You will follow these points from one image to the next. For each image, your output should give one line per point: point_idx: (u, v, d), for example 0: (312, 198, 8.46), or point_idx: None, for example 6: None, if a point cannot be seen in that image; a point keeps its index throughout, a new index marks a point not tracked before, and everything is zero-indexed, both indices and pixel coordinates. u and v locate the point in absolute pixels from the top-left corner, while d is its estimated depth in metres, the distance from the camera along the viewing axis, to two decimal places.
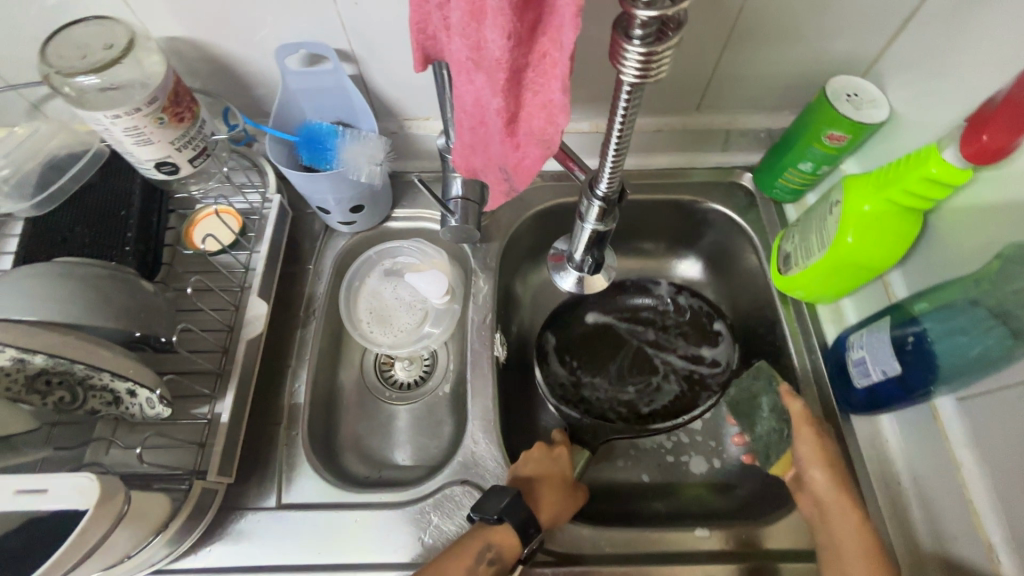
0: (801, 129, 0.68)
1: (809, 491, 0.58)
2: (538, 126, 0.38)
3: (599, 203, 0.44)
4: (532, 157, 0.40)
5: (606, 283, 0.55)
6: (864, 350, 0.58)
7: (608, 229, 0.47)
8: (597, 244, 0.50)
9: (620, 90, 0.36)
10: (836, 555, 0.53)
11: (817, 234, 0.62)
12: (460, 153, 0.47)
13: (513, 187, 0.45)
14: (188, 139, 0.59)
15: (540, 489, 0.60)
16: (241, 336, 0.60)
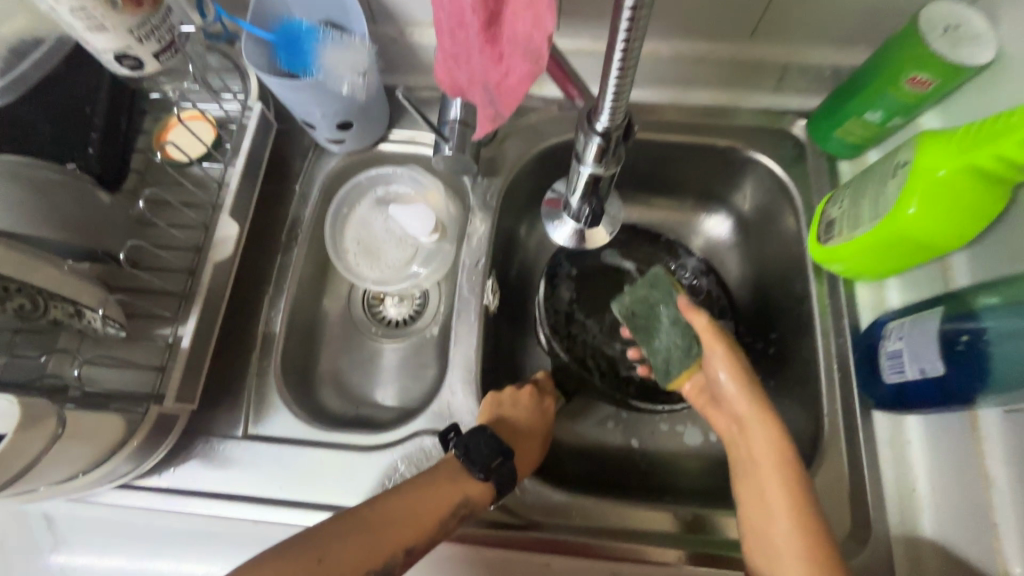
0: (877, 69, 0.56)
1: (726, 406, 0.56)
2: (523, 32, 0.29)
3: (599, 139, 0.34)
4: (517, 74, 0.32)
5: (607, 238, 0.48)
6: (903, 342, 0.50)
7: (608, 174, 0.37)
8: (593, 192, 0.41)
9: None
10: (754, 470, 0.51)
11: (872, 200, 0.52)
12: (442, 64, 0.38)
13: (498, 113, 0.36)
14: (149, 29, 0.51)
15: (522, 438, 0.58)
16: (210, 257, 0.55)
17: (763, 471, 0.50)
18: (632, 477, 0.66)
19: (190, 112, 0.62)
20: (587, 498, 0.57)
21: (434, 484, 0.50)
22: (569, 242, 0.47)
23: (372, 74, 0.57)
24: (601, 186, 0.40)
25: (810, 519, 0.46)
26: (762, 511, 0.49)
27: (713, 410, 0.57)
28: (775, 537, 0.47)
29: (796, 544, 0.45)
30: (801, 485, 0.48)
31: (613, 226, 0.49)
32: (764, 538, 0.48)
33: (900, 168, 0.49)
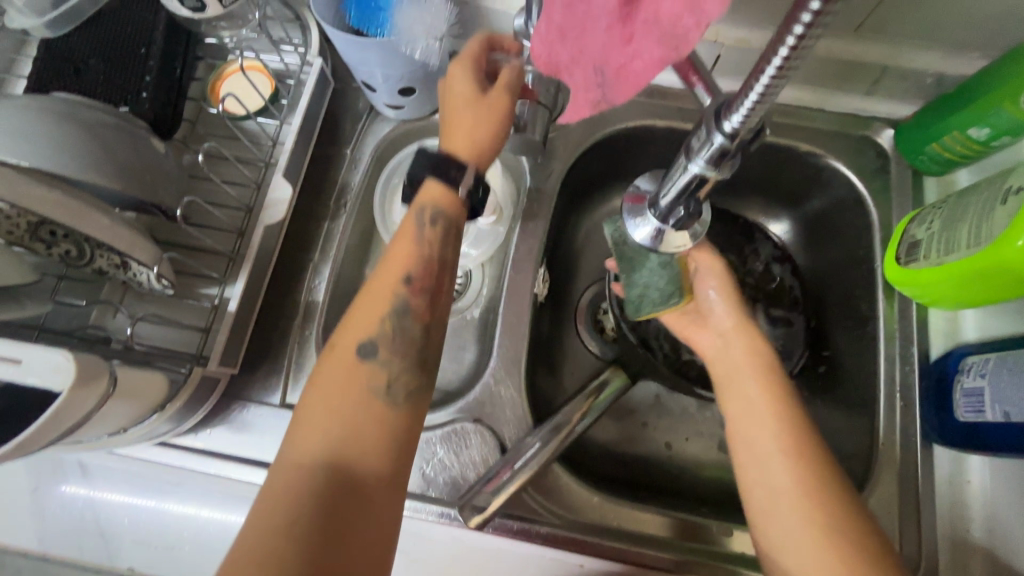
0: (996, 80, 0.51)
1: (709, 322, 0.55)
2: (667, 13, 0.26)
3: (722, 142, 0.30)
4: (645, 58, 0.28)
5: (689, 243, 0.44)
6: (986, 380, 0.47)
7: (720, 177, 0.33)
8: (690, 193, 0.37)
9: (800, 8, 0.22)
10: (734, 379, 0.51)
11: (971, 225, 0.48)
12: (544, 38, 0.35)
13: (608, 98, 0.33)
14: None
15: (451, 120, 0.50)
16: (261, 219, 0.53)
17: (743, 379, 0.50)
18: (666, 482, 0.64)
19: (251, 64, 0.59)
20: (619, 501, 0.56)
21: (390, 257, 0.48)
22: (647, 240, 0.44)
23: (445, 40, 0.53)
24: (700, 189, 0.37)
25: (794, 421, 0.46)
26: (743, 415, 0.48)
27: (695, 329, 0.56)
28: (759, 440, 0.46)
29: (782, 446, 0.45)
30: (783, 390, 0.48)
31: (700, 233, 0.45)
32: (745, 440, 0.47)
33: (1013, 194, 0.45)
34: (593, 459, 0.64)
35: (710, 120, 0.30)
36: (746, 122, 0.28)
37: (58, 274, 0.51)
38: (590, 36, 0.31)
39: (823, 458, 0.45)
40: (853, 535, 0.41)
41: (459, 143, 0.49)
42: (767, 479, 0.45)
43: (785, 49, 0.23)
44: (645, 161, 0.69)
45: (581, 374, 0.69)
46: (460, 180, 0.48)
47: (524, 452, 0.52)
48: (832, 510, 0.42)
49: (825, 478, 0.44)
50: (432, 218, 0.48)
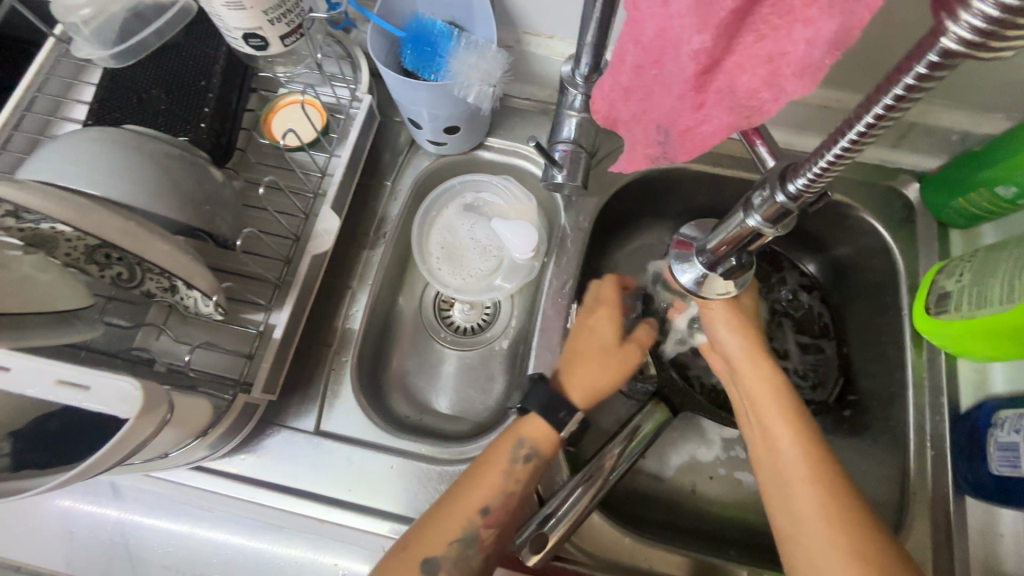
0: (1023, 139, 0.53)
1: (719, 349, 0.57)
2: (744, 86, 0.27)
3: (785, 202, 0.32)
4: (714, 123, 0.30)
5: (731, 290, 0.45)
6: (1020, 435, 0.48)
7: (774, 235, 0.35)
8: (741, 244, 0.39)
9: (882, 92, 0.24)
10: (750, 407, 0.52)
11: (1003, 281, 0.50)
12: (606, 94, 0.36)
13: (667, 154, 0.35)
14: (283, 12, 0.50)
15: (579, 357, 0.57)
16: (307, 248, 0.54)
17: (757, 404, 0.51)
18: (690, 521, 0.64)
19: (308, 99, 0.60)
20: (650, 541, 0.56)
21: (481, 471, 0.51)
22: (690, 285, 0.46)
23: (498, 85, 0.54)
24: (751, 241, 0.38)
25: (811, 444, 0.47)
26: (766, 442, 0.49)
27: (711, 354, 0.58)
28: (782, 467, 0.47)
29: (800, 469, 0.46)
30: (797, 415, 0.49)
31: (742, 279, 0.46)
32: (766, 468, 0.48)
33: None
34: (619, 494, 0.64)
35: (772, 181, 0.32)
36: (811, 187, 0.30)
37: (107, 295, 0.52)
38: (657, 97, 0.33)
39: (842, 481, 0.45)
40: (888, 563, 0.40)
41: (579, 389, 0.55)
42: (789, 505, 0.45)
43: (861, 126, 0.25)
44: (675, 201, 0.71)
45: (608, 409, 0.69)
46: (567, 422, 0.53)
47: (571, 492, 0.53)
48: (854, 533, 0.42)
49: (843, 500, 0.44)
50: (525, 454, 0.52)
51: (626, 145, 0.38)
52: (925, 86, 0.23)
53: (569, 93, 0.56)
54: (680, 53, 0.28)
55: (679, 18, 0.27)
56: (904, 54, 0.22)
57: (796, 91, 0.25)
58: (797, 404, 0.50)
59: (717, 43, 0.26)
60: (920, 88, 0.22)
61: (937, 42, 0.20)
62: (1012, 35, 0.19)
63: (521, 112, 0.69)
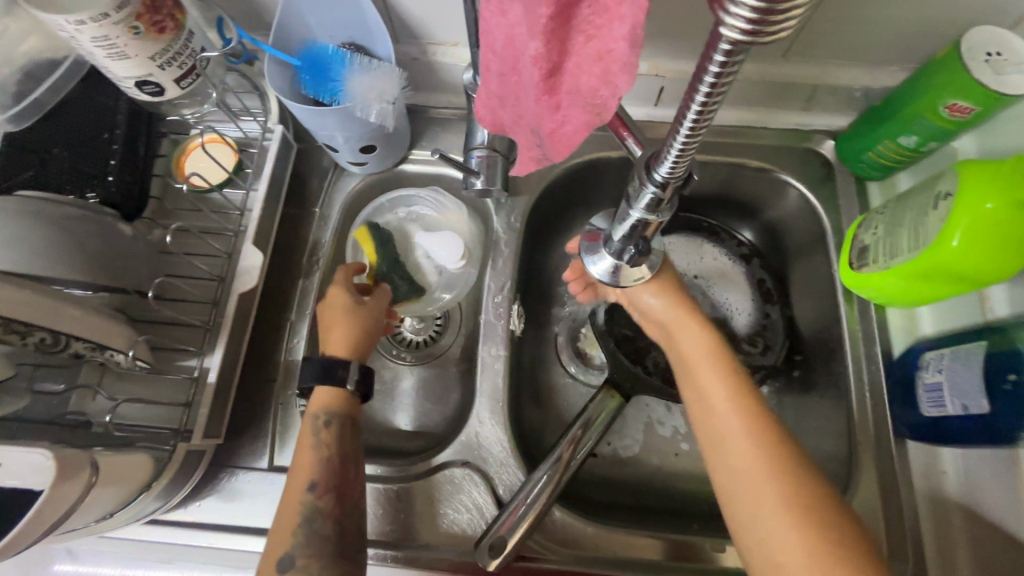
0: (914, 91, 0.54)
1: (655, 319, 0.58)
2: (586, 85, 0.28)
3: (655, 190, 0.33)
4: (573, 122, 0.30)
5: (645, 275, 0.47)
6: (942, 375, 0.49)
7: (661, 220, 0.36)
8: (638, 234, 0.40)
9: (698, 79, 0.24)
10: (689, 370, 0.52)
11: (911, 230, 0.51)
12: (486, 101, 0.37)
13: (547, 155, 0.36)
14: (172, 55, 0.50)
15: (330, 326, 0.56)
16: (234, 288, 0.54)
17: (697, 369, 0.51)
18: (658, 500, 0.65)
19: (212, 137, 0.61)
20: (614, 527, 0.56)
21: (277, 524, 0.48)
22: (606, 276, 0.47)
23: (399, 101, 0.54)
24: (645, 231, 0.39)
25: (749, 402, 0.48)
26: (702, 404, 0.50)
27: (649, 325, 0.59)
28: (719, 427, 0.48)
29: (740, 431, 0.47)
30: (733, 372, 0.50)
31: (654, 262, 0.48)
32: (706, 427, 0.49)
33: (943, 199, 0.48)
34: (586, 485, 0.65)
35: (641, 172, 0.33)
36: (674, 171, 0.31)
37: (35, 362, 0.49)
38: (524, 102, 0.33)
39: (778, 431, 0.46)
40: (824, 513, 0.42)
41: (338, 345, 0.55)
42: (729, 459, 0.46)
43: (692, 114, 0.25)
44: (606, 188, 0.72)
45: (566, 401, 0.70)
46: (346, 378, 0.53)
47: (531, 486, 0.54)
48: (791, 480, 0.43)
49: (783, 457, 0.45)
50: (326, 422, 0.52)
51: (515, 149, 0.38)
52: (731, 71, 0.23)
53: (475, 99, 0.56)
54: (525, 60, 0.29)
55: (518, 25, 0.28)
56: (703, 46, 0.23)
57: (622, 87, 0.26)
58: (734, 364, 0.50)
59: (550, 46, 0.27)
60: (725, 74, 0.23)
61: (721, 34, 0.21)
62: (778, 24, 0.20)
63: (440, 121, 0.69)
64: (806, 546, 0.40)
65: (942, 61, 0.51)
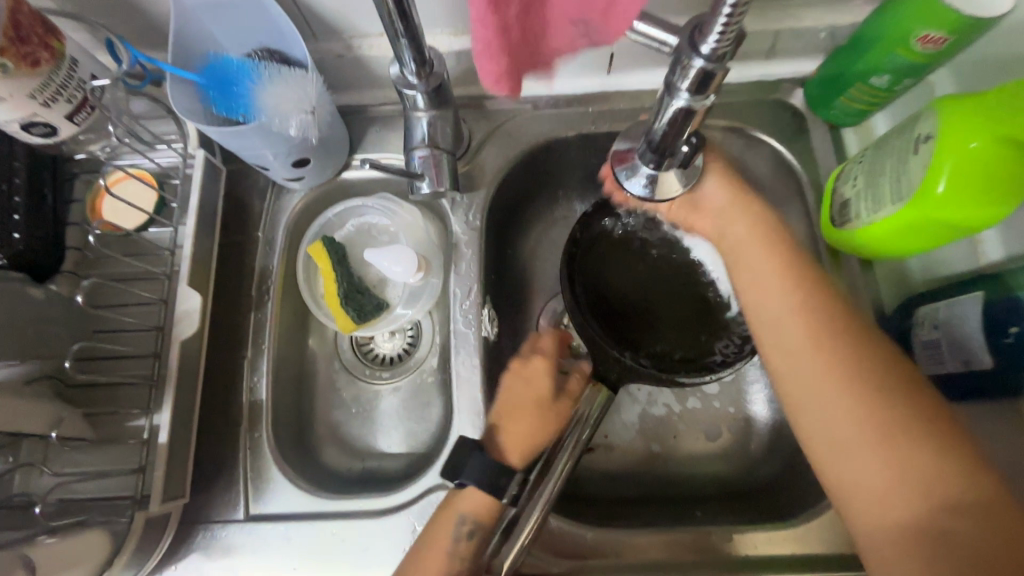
0: (881, 24, 0.50)
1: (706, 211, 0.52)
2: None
3: (702, 66, 0.29)
4: (628, 1, 0.30)
5: (681, 186, 0.43)
6: (939, 331, 0.46)
7: (705, 104, 0.32)
8: (682, 131, 0.36)
9: None
10: (742, 268, 0.50)
11: (892, 180, 0.47)
12: (490, 53, 0.33)
13: (596, 41, 0.33)
14: (54, 89, 0.44)
15: (515, 421, 0.54)
16: (175, 336, 0.50)
17: (753, 263, 0.49)
18: (661, 488, 0.63)
19: (114, 174, 0.55)
20: (617, 530, 0.54)
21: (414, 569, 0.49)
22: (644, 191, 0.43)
23: (320, 107, 0.51)
24: (687, 124, 0.35)
25: (809, 287, 0.46)
26: (763, 301, 0.48)
27: (696, 219, 0.53)
28: (779, 320, 0.46)
29: (804, 323, 0.45)
30: (792, 260, 0.48)
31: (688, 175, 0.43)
32: (766, 325, 0.47)
33: (923, 143, 0.44)
34: (584, 483, 0.63)
35: (684, 47, 0.29)
36: (723, 40, 0.27)
37: None
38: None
39: (845, 319, 0.45)
40: (892, 391, 0.41)
41: (513, 446, 0.53)
42: (794, 355, 0.45)
43: None
44: (569, 169, 0.67)
45: None
46: (507, 487, 0.49)
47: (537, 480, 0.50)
48: (863, 373, 0.42)
49: (850, 342, 0.43)
50: (469, 529, 0.50)
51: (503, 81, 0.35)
52: None
53: (406, 94, 0.50)
54: None
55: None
56: None
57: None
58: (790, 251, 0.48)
59: None
60: None
61: None
62: None
63: (382, 119, 0.63)
64: (873, 426, 0.41)
65: None
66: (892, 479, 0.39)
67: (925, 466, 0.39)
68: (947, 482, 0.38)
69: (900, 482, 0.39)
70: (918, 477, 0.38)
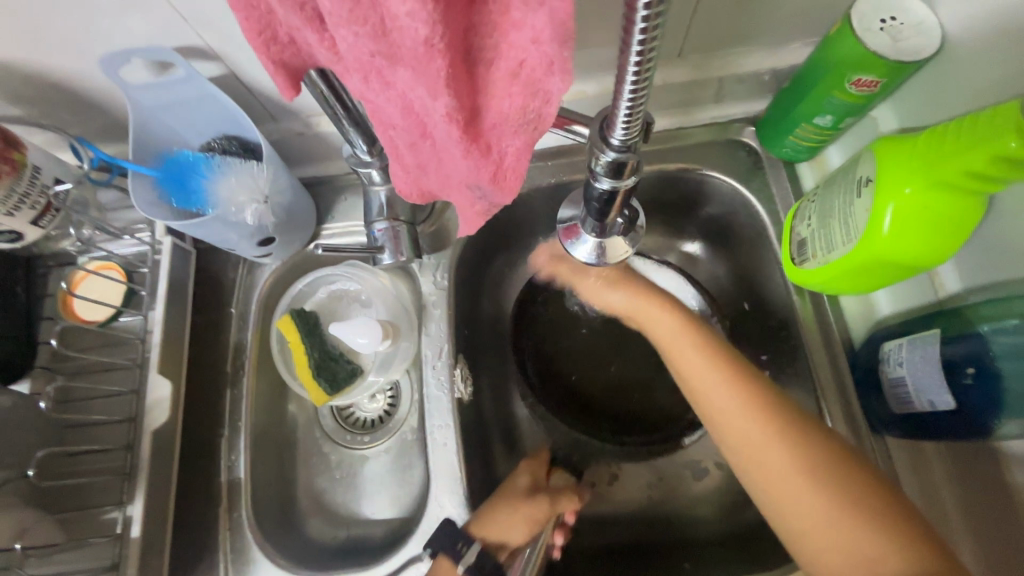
0: (815, 71, 0.51)
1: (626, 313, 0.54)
2: (510, 106, 0.25)
3: (616, 156, 0.30)
4: (514, 149, 0.27)
5: (631, 250, 0.44)
6: (904, 370, 0.46)
7: (628, 187, 0.33)
8: (613, 206, 0.37)
9: (626, 49, 0.24)
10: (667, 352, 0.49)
11: (843, 221, 0.47)
12: (403, 176, 0.33)
13: (494, 203, 0.31)
14: (17, 199, 0.46)
15: (493, 507, 0.53)
16: (146, 426, 0.50)
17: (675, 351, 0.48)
18: (651, 536, 0.61)
19: (75, 275, 0.55)
20: None
21: None
22: (593, 259, 0.44)
23: (278, 189, 0.53)
24: (617, 201, 0.36)
25: (737, 374, 0.44)
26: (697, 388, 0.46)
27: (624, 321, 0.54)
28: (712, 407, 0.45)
29: (741, 408, 0.43)
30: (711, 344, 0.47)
31: (638, 237, 0.44)
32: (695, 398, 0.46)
33: (865, 186, 0.45)
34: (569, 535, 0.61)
35: (596, 141, 0.30)
36: (628, 133, 0.29)
37: None
38: (448, 164, 0.30)
39: (773, 401, 0.43)
40: (834, 471, 0.40)
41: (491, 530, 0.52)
42: (735, 436, 0.43)
43: (631, 76, 0.25)
44: (536, 221, 0.68)
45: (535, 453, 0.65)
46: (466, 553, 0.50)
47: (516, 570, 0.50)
48: (803, 457, 0.40)
49: (782, 420, 0.42)
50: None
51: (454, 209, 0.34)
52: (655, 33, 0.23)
53: (361, 172, 0.52)
54: (434, 121, 0.26)
55: (411, 91, 0.25)
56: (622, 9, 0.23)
57: (561, 87, 0.23)
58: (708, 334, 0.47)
59: (458, 89, 0.24)
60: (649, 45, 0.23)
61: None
62: None
63: (349, 188, 0.65)
64: (821, 507, 0.39)
65: (836, 36, 0.47)
66: (852, 568, 0.37)
67: (874, 543, 0.37)
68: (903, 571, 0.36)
69: (860, 572, 0.37)
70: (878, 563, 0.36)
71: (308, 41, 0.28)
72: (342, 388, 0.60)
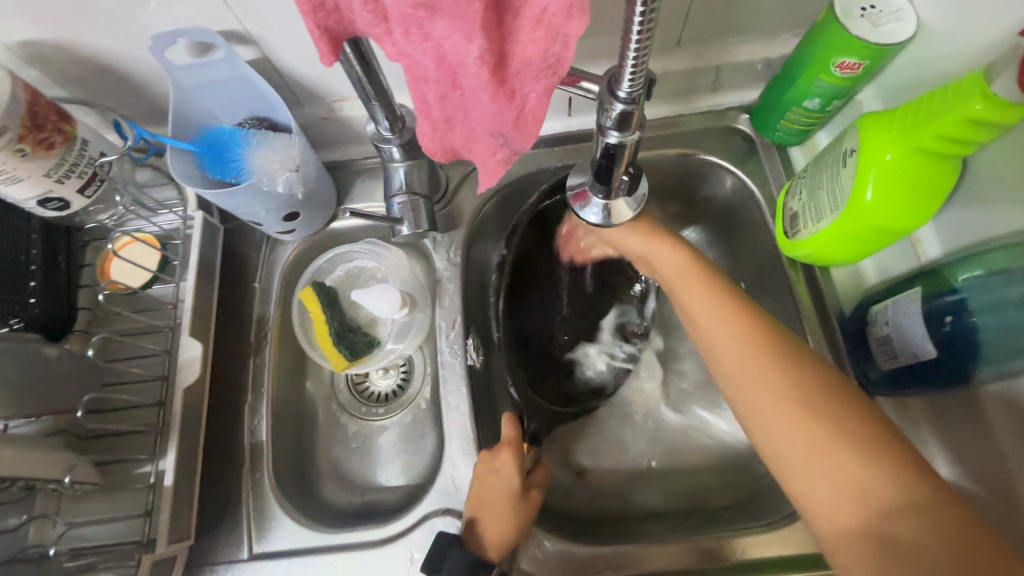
0: (803, 57, 0.55)
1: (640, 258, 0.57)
2: (533, 52, 0.29)
3: (624, 109, 0.34)
4: (534, 92, 0.31)
5: (635, 213, 0.47)
6: (890, 327, 0.49)
7: (632, 140, 0.37)
8: (619, 163, 0.41)
9: (630, 12, 0.28)
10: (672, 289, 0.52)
11: (830, 191, 0.51)
12: (430, 133, 0.37)
13: (514, 150, 0.35)
14: (67, 168, 0.50)
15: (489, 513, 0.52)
16: (178, 384, 0.54)
17: (679, 286, 0.51)
18: (654, 503, 0.64)
19: (121, 239, 0.60)
20: (612, 545, 0.55)
21: None
22: (600, 221, 0.48)
23: (304, 164, 0.57)
24: (622, 158, 0.40)
25: (737, 306, 0.47)
26: (700, 320, 0.48)
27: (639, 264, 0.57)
28: (712, 337, 0.47)
29: (740, 338, 0.45)
30: (712, 281, 0.49)
31: (641, 201, 0.48)
32: (699, 331, 0.49)
33: (849, 156, 0.49)
34: (573, 502, 0.64)
35: (606, 95, 0.34)
36: (634, 86, 0.32)
37: None
38: (476, 113, 0.34)
39: (772, 331, 0.45)
40: (826, 398, 0.41)
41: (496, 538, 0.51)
42: (730, 364, 0.46)
43: (634, 37, 0.28)
44: None
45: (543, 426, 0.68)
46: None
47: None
48: (797, 382, 0.42)
49: (779, 350, 0.44)
50: None
51: (475, 165, 0.38)
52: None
53: (383, 148, 0.56)
54: (467, 66, 0.30)
55: (447, 40, 0.29)
56: None
57: (579, 29, 0.27)
58: (712, 273, 0.50)
59: (491, 34, 0.28)
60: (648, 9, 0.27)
61: None
62: None
63: (367, 171, 0.69)
64: (812, 432, 0.40)
65: (822, 23, 0.51)
66: (839, 492, 0.38)
67: (862, 468, 0.38)
68: (891, 493, 0.36)
69: (848, 494, 0.38)
70: (866, 486, 0.37)
71: (352, 9, 0.32)
72: (359, 357, 0.63)
